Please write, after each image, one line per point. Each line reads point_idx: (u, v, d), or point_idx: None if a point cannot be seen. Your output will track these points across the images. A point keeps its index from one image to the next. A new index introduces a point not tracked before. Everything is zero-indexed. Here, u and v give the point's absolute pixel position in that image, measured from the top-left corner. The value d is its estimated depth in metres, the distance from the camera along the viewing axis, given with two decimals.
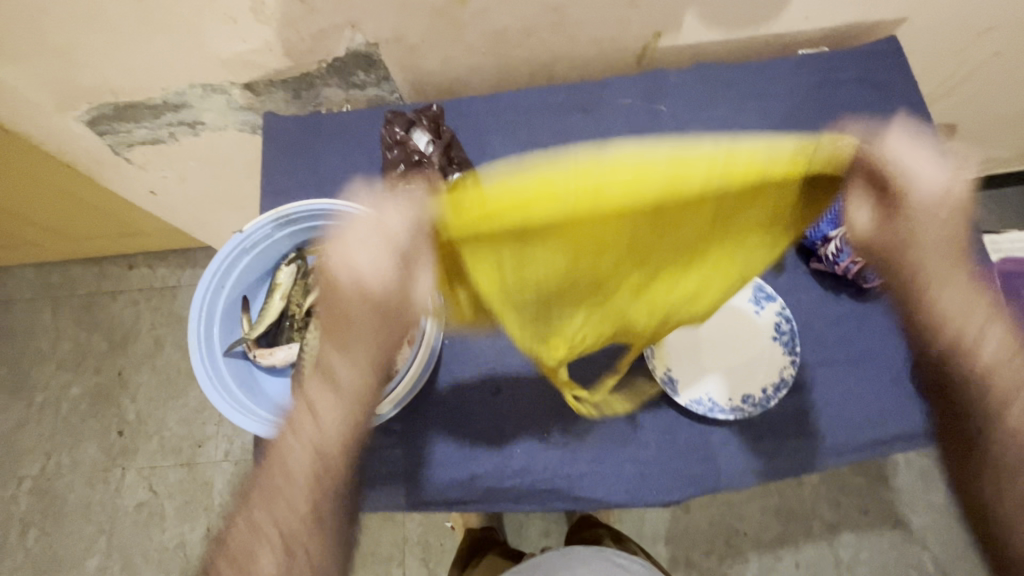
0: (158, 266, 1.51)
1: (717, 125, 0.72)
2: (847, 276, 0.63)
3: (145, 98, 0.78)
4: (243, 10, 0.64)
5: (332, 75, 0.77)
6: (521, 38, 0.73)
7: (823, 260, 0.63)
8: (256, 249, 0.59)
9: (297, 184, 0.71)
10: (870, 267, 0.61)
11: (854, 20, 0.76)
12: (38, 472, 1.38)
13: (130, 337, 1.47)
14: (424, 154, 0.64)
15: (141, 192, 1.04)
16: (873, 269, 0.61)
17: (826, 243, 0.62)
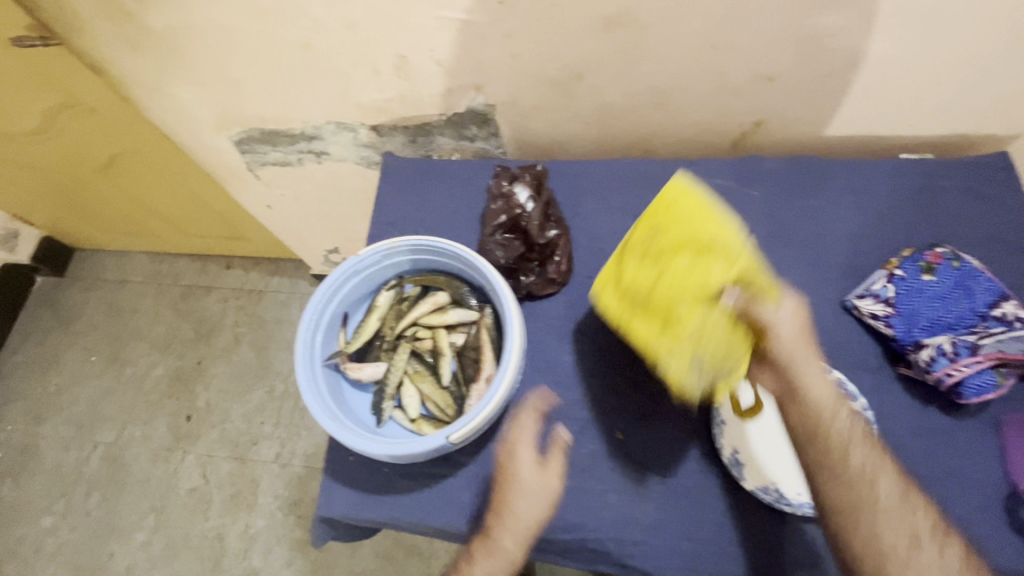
0: (250, 269, 1.65)
1: (809, 215, 0.73)
2: (940, 389, 0.61)
3: (286, 128, 0.90)
4: (388, 65, 0.74)
5: (447, 127, 0.85)
6: (625, 114, 0.79)
7: (913, 367, 0.61)
8: (365, 272, 0.65)
9: (403, 218, 0.79)
10: (966, 382, 0.59)
11: (961, 130, 0.76)
12: (113, 440, 1.50)
13: (215, 330, 1.60)
14: (525, 209, 0.70)
15: (259, 205, 1.17)
16: (964, 382, 0.59)
17: (919, 349, 0.61)
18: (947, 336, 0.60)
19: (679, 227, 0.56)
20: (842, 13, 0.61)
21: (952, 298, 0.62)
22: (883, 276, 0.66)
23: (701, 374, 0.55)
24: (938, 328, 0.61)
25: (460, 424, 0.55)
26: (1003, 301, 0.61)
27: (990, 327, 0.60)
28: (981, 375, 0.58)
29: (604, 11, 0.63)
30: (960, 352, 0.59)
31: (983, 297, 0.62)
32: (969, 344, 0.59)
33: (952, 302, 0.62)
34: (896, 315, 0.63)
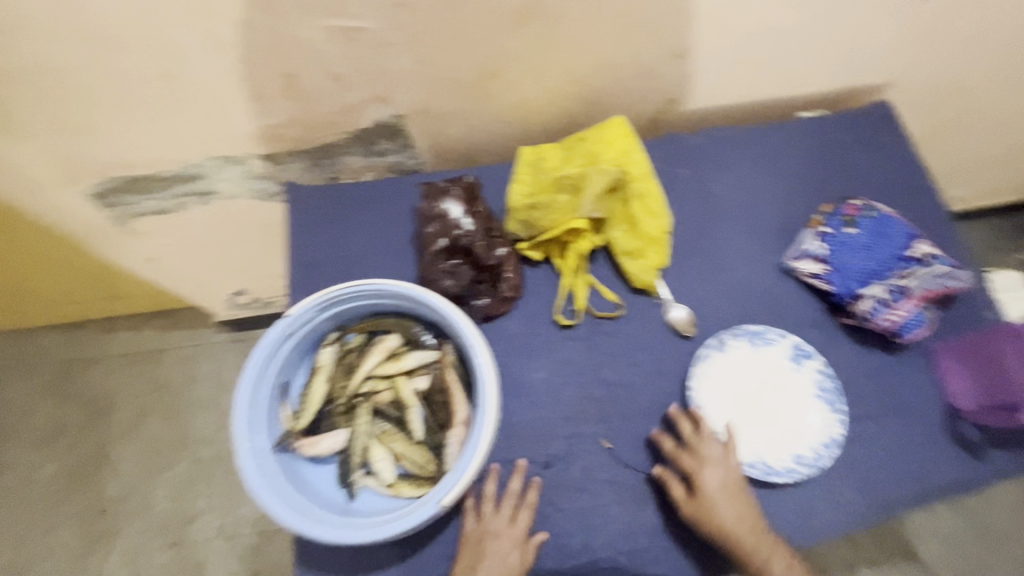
0: (139, 328, 1.43)
1: (737, 186, 0.75)
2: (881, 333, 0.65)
3: (157, 171, 0.76)
4: (274, 86, 0.63)
5: (354, 145, 0.76)
6: (545, 108, 0.75)
7: (857, 317, 0.65)
8: (299, 333, 0.57)
9: (326, 257, 0.70)
10: (904, 322, 0.64)
11: (849, 84, 0.82)
12: (6, 563, 1.26)
13: (111, 406, 1.38)
14: (466, 228, 0.64)
15: (138, 260, 1.00)
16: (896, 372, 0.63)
17: (859, 301, 0.65)
18: (880, 284, 0.65)
19: (602, 152, 0.68)
20: None
21: (875, 246, 0.66)
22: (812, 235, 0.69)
23: (524, 226, 0.67)
24: (870, 278, 0.65)
25: (449, 484, 0.50)
26: (917, 242, 0.66)
27: (912, 268, 0.65)
28: (914, 314, 0.64)
29: (512, 4, 0.58)
30: (895, 297, 0.64)
31: (900, 240, 0.66)
32: (900, 289, 0.65)
33: (876, 251, 0.66)
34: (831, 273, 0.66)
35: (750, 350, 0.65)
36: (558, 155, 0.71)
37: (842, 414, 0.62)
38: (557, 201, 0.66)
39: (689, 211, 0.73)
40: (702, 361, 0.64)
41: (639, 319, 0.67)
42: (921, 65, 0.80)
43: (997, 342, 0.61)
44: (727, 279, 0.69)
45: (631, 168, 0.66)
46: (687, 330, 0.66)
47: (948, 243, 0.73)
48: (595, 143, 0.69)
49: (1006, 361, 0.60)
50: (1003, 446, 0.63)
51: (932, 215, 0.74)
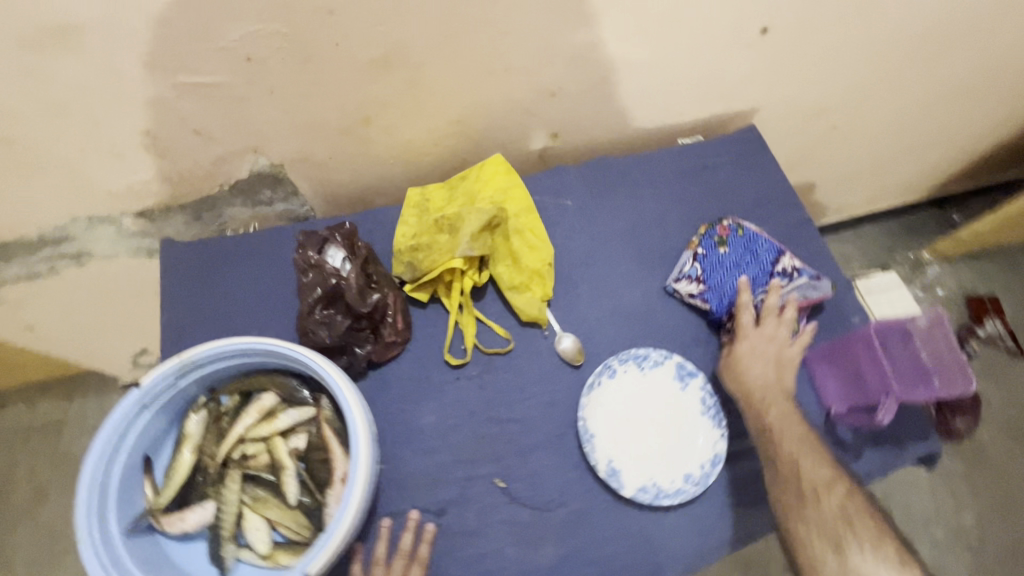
0: (37, 400, 1.32)
1: (621, 213, 0.77)
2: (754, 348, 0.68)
3: (18, 236, 0.71)
4: (132, 143, 0.61)
5: (235, 196, 0.74)
6: (428, 148, 0.76)
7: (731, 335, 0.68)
8: (158, 403, 0.53)
9: (204, 315, 0.67)
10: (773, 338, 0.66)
11: (719, 111, 0.87)
12: None
13: (3, 490, 1.25)
14: (342, 275, 0.63)
15: (15, 329, 0.92)
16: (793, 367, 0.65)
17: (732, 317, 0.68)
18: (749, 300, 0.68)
19: (480, 191, 0.69)
20: (595, 27, 0.66)
21: (746, 263, 0.70)
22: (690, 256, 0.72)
23: (408, 269, 0.67)
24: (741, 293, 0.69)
25: (317, 552, 0.48)
26: (782, 256, 0.70)
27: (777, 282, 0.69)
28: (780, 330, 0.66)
29: (369, 54, 0.59)
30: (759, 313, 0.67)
31: (766, 256, 0.70)
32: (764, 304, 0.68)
33: (745, 267, 0.70)
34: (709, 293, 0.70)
35: (638, 373, 0.66)
36: (440, 197, 0.71)
37: (723, 429, 0.64)
38: (438, 241, 0.66)
39: (574, 241, 0.75)
40: (590, 389, 0.65)
41: (529, 353, 0.67)
42: (779, 90, 0.87)
43: (872, 338, 0.62)
44: (613, 304, 0.71)
45: (507, 206, 0.68)
46: (576, 359, 0.67)
47: (818, 253, 0.77)
48: (476, 181, 0.70)
49: (885, 353, 0.61)
50: (876, 442, 0.66)
51: (801, 228, 0.79)
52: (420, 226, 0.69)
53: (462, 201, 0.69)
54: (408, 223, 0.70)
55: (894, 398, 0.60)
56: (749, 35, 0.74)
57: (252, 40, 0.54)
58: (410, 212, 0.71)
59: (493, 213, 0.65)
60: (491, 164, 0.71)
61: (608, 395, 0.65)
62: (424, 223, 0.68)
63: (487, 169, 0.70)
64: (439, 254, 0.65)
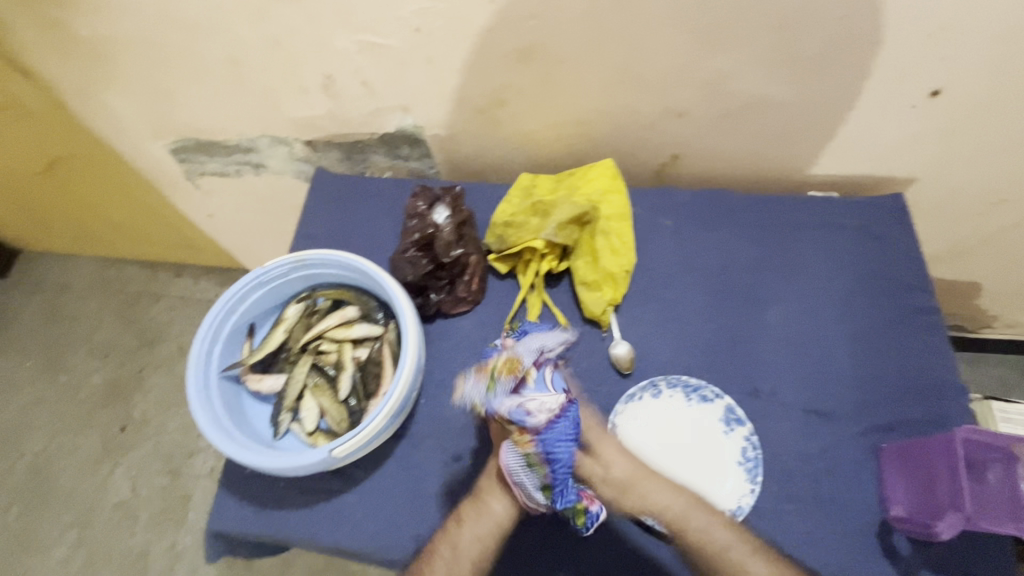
0: (200, 278, 1.63)
1: (716, 245, 0.76)
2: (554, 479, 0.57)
3: (223, 139, 0.91)
4: (315, 83, 0.75)
5: (380, 145, 0.87)
6: (549, 141, 0.81)
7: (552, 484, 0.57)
8: (272, 284, 0.66)
9: (327, 233, 0.80)
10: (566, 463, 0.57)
11: (864, 170, 0.80)
12: (40, 451, 1.45)
13: (159, 339, 1.57)
14: (439, 228, 0.71)
15: (201, 214, 1.16)
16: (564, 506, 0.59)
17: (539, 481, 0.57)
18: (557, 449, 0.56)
19: (581, 187, 0.72)
20: (735, 57, 0.66)
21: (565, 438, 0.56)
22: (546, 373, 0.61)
23: (495, 237, 0.73)
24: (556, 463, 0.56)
25: (346, 438, 0.56)
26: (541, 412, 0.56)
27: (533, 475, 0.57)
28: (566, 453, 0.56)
29: (515, 44, 0.66)
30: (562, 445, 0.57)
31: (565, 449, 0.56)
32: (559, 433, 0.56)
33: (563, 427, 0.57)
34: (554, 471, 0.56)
35: (683, 402, 0.65)
36: (546, 184, 0.76)
37: (756, 487, 0.61)
38: (529, 222, 0.72)
39: (661, 259, 0.75)
40: (630, 400, 0.66)
41: (582, 348, 0.70)
42: (946, 164, 0.77)
43: (951, 445, 0.54)
44: (680, 329, 0.70)
45: (602, 206, 0.70)
46: (625, 367, 0.67)
47: (934, 346, 0.67)
48: (582, 176, 0.73)
49: (960, 467, 0.52)
50: (940, 570, 0.57)
51: (923, 314, 0.70)
52: (519, 205, 0.75)
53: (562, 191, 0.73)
54: (510, 200, 0.76)
55: (961, 516, 0.52)
56: (914, 96, 0.68)
57: (422, 14, 0.64)
58: (515, 191, 0.77)
59: (584, 208, 0.69)
60: (601, 163, 0.74)
61: (644, 412, 0.65)
62: (523, 204, 0.74)
63: (596, 167, 0.73)
64: (527, 235, 0.71)
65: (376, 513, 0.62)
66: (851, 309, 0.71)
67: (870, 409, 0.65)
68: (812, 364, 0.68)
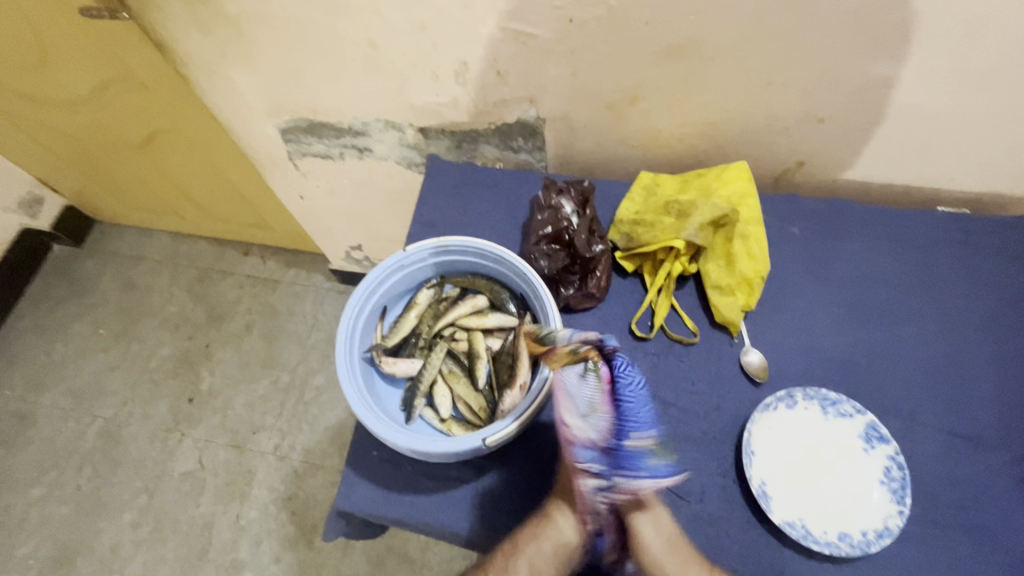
0: (269, 259, 1.65)
1: (846, 257, 0.74)
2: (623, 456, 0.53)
3: (336, 121, 0.91)
4: (448, 70, 0.75)
5: (494, 136, 0.86)
6: (673, 141, 0.80)
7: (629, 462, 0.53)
8: (409, 268, 0.66)
9: (445, 220, 0.79)
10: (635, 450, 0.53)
11: (1001, 189, 0.78)
12: (111, 416, 1.49)
13: (227, 315, 1.60)
14: (571, 223, 0.70)
15: (292, 195, 1.17)
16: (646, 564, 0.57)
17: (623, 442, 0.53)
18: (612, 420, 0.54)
19: (720, 188, 0.70)
20: (898, 65, 0.63)
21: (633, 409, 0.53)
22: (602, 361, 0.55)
23: (625, 237, 0.72)
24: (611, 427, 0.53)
25: (495, 428, 0.56)
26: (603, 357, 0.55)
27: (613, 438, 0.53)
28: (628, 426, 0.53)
29: (668, 40, 0.65)
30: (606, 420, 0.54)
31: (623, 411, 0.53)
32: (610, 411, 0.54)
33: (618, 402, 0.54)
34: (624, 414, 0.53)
35: (820, 416, 0.63)
36: (672, 183, 0.75)
37: (905, 508, 0.58)
38: (664, 221, 0.70)
39: (789, 267, 0.73)
40: (766, 409, 0.63)
41: (711, 353, 0.68)
42: None
43: None
44: (812, 341, 0.68)
45: (742, 209, 0.68)
46: (759, 376, 0.66)
47: None
48: (718, 178, 0.72)
49: None
50: None
51: None
52: (646, 204, 0.73)
53: (696, 192, 0.71)
54: (633, 199, 0.75)
55: None
56: None
57: (580, 5, 0.63)
58: (637, 189, 0.76)
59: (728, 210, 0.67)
60: (736, 165, 0.72)
61: (778, 422, 0.63)
62: (653, 202, 0.73)
63: (732, 169, 0.71)
64: (663, 234, 0.69)
65: (505, 506, 0.61)
66: (992, 333, 0.68)
67: (1017, 437, 0.62)
68: (953, 386, 0.65)
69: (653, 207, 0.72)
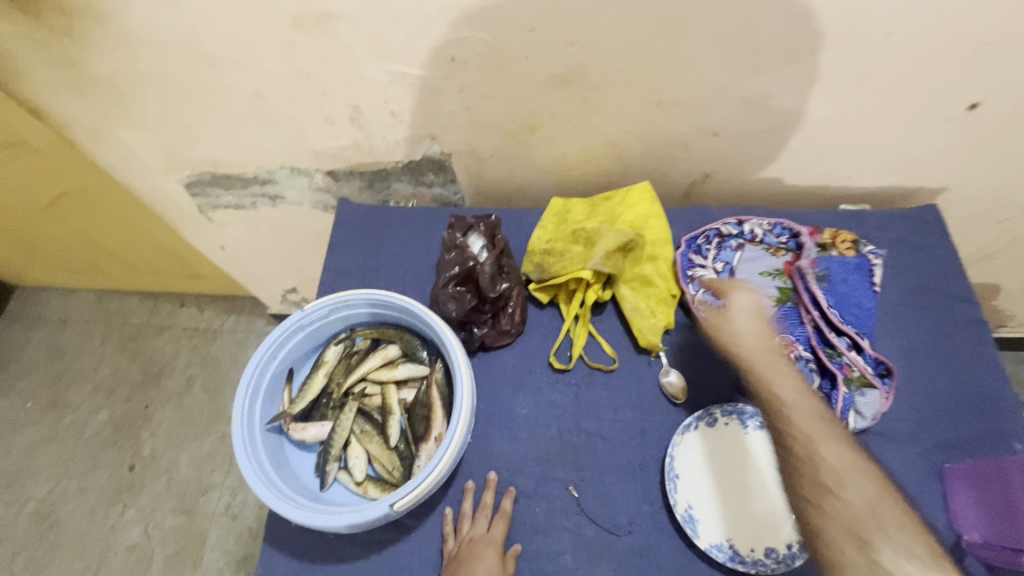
0: (206, 308, 1.59)
1: (762, 259, 0.72)
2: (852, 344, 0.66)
3: (239, 172, 0.88)
4: (342, 114, 0.73)
5: (405, 173, 0.85)
6: (580, 163, 0.80)
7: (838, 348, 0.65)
8: (312, 326, 0.63)
9: (357, 267, 0.77)
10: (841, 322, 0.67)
11: (896, 184, 0.80)
12: (46, 494, 1.40)
13: (164, 372, 1.52)
14: (479, 261, 0.69)
15: (213, 247, 1.12)
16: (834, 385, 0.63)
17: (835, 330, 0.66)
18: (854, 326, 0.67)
19: (626, 214, 0.71)
20: (778, 77, 0.65)
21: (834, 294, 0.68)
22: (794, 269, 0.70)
23: (535, 267, 0.71)
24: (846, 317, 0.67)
25: (405, 491, 0.53)
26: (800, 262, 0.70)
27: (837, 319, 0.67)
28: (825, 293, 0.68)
29: (552, 70, 0.65)
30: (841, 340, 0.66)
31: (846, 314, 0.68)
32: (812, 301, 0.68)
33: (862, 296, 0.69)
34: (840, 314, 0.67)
35: (740, 430, 0.64)
36: (579, 209, 0.75)
37: None
38: (573, 250, 0.70)
39: None
40: (685, 430, 0.63)
41: (631, 376, 0.68)
42: (979, 176, 0.77)
43: None
44: None
45: (645, 233, 0.70)
46: (679, 397, 0.66)
47: (985, 359, 0.67)
48: (621, 202, 0.73)
49: None
50: None
51: (969, 327, 0.69)
52: (555, 233, 0.73)
53: (604, 218, 0.72)
54: (542, 226, 0.75)
55: None
56: (953, 108, 0.67)
57: (459, 44, 0.62)
58: (547, 215, 0.76)
59: (632, 235, 0.68)
60: (640, 189, 0.73)
61: (699, 442, 0.63)
62: (562, 230, 0.73)
63: (635, 194, 0.72)
64: (572, 264, 0.69)
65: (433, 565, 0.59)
66: (901, 325, 0.70)
67: (930, 429, 0.64)
68: None
69: (560, 236, 0.72)
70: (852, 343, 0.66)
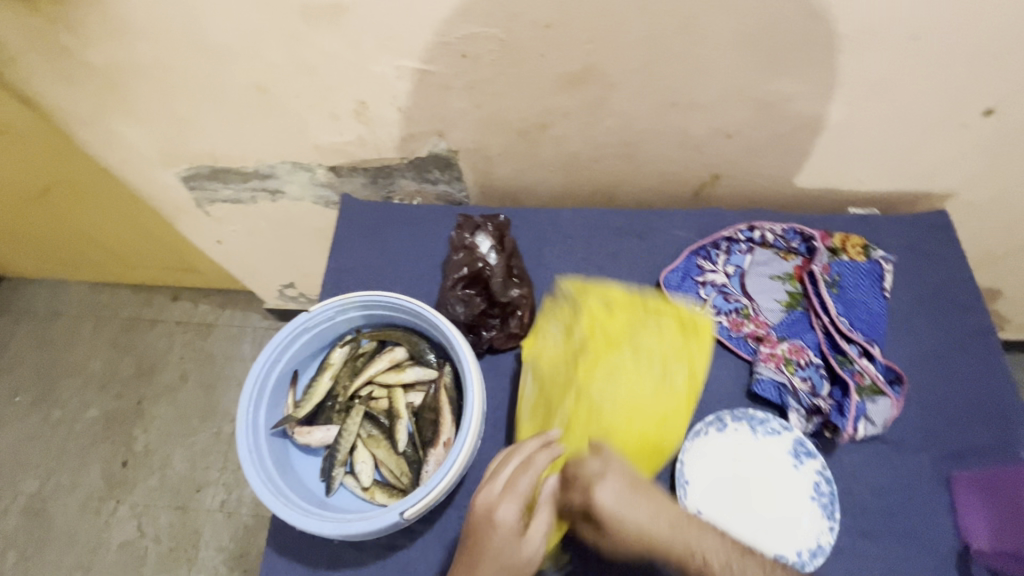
0: (200, 301, 1.56)
1: (773, 262, 0.72)
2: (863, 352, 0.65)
3: (239, 165, 0.85)
4: (347, 109, 0.71)
5: (409, 170, 0.83)
6: (590, 163, 0.79)
7: (848, 358, 0.64)
8: (317, 328, 0.62)
9: (362, 266, 0.76)
10: (851, 329, 0.66)
11: (906, 188, 0.80)
12: (36, 490, 1.37)
13: (158, 367, 1.50)
14: (488, 263, 0.68)
15: (209, 240, 1.10)
16: (845, 393, 0.63)
17: (844, 337, 0.65)
18: (864, 332, 0.66)
19: (664, 385, 0.61)
20: (795, 79, 0.64)
21: (840, 301, 0.68)
22: (806, 275, 0.69)
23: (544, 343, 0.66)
24: (856, 324, 0.67)
25: (415, 499, 0.52)
26: (812, 267, 0.69)
27: (846, 327, 0.66)
28: (833, 300, 0.67)
29: (566, 68, 0.64)
30: (852, 348, 0.65)
31: (857, 321, 0.67)
32: (822, 307, 0.67)
33: (872, 302, 0.68)
34: (851, 321, 0.67)
35: (750, 436, 0.63)
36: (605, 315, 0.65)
37: (835, 523, 0.58)
38: (577, 350, 0.63)
39: None
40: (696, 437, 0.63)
41: None
42: (990, 182, 0.77)
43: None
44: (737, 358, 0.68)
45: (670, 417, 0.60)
46: None
47: (994, 369, 0.67)
48: (676, 337, 0.64)
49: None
50: None
51: (979, 335, 0.69)
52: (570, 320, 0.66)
53: (632, 354, 0.62)
54: (547, 333, 0.67)
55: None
56: (968, 114, 0.67)
57: (471, 39, 0.60)
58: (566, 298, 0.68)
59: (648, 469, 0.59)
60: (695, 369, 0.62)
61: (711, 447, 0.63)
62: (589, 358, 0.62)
63: (680, 383, 0.61)
64: (577, 365, 0.62)
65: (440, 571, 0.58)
66: (912, 333, 0.69)
67: (938, 437, 0.64)
68: None
69: (568, 346, 0.64)
70: (863, 351, 0.65)
